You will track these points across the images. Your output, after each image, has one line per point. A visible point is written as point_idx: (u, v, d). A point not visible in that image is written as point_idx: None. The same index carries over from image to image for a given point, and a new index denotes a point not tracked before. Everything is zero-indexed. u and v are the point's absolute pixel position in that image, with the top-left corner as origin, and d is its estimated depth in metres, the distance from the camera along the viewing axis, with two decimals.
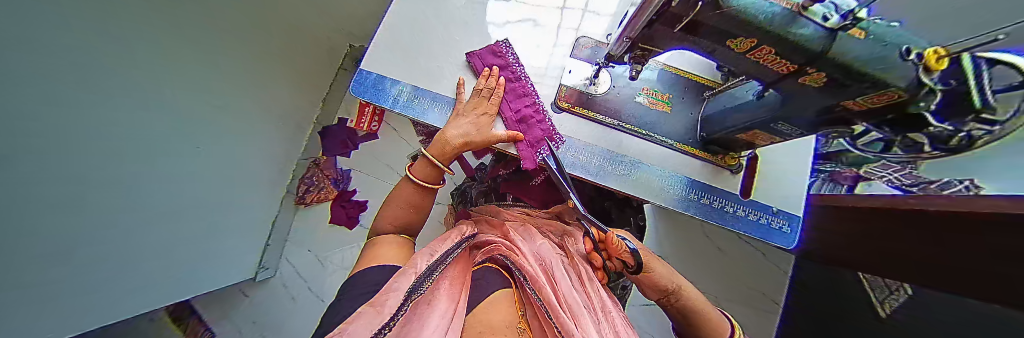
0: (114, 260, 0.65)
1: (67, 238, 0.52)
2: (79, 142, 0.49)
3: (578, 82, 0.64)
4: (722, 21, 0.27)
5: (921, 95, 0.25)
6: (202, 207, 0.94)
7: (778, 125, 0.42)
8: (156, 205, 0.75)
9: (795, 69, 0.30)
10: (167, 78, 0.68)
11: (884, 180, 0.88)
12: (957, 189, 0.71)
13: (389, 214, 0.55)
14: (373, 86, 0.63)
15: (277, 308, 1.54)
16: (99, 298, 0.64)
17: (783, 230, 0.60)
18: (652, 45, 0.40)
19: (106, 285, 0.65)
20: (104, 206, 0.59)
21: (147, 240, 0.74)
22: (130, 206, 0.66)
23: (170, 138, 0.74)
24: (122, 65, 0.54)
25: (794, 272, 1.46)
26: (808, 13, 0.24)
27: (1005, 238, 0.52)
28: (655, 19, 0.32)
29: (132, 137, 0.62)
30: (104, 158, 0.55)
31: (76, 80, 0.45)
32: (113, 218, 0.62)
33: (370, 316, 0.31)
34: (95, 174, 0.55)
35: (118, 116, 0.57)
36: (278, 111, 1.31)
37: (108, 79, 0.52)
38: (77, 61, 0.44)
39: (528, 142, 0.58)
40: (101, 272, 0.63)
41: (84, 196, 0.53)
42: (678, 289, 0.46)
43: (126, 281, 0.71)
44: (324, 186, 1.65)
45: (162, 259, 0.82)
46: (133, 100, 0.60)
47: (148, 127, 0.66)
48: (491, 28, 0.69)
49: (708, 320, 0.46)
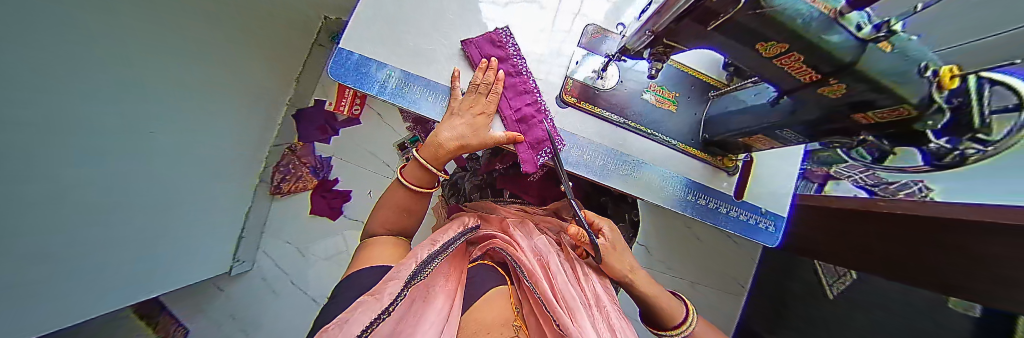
0: (67, 260, 0.59)
1: (31, 240, 0.48)
2: (57, 138, 0.48)
3: (586, 75, 0.61)
4: (758, 21, 0.25)
5: (928, 112, 0.24)
6: (170, 199, 0.86)
7: (784, 131, 0.42)
8: (115, 198, 0.68)
9: (818, 79, 0.30)
10: (130, 63, 0.60)
11: (851, 179, 0.95)
12: (911, 191, 0.79)
13: (382, 216, 0.53)
14: (356, 68, 0.57)
15: (257, 301, 1.47)
16: (50, 302, 0.57)
17: (769, 229, 0.64)
18: (675, 41, 0.38)
19: (57, 288, 0.58)
20: (61, 204, 0.53)
21: (106, 235, 0.68)
22: (85, 200, 0.59)
23: (130, 125, 0.66)
24: (84, 57, 0.48)
25: (761, 259, 1.59)
26: (845, 19, 0.23)
27: (984, 242, 0.55)
28: (686, 14, 0.30)
29: (87, 126, 0.55)
30: (57, 150, 0.49)
31: (38, 73, 0.40)
32: (69, 214, 0.56)
33: (370, 303, 0.32)
34: (49, 168, 0.48)
35: (76, 108, 0.50)
36: (252, 93, 1.19)
37: (67, 72, 0.46)
38: (67, 52, 0.45)
39: (529, 143, 0.55)
40: (57, 271, 0.57)
41: (40, 192, 0.47)
42: (634, 276, 0.57)
43: (89, 281, 0.67)
44: (302, 174, 1.55)
45: (123, 257, 0.75)
46: (91, 88, 0.53)
47: (105, 114, 0.58)
48: (493, 9, 0.62)
49: (662, 307, 0.57)
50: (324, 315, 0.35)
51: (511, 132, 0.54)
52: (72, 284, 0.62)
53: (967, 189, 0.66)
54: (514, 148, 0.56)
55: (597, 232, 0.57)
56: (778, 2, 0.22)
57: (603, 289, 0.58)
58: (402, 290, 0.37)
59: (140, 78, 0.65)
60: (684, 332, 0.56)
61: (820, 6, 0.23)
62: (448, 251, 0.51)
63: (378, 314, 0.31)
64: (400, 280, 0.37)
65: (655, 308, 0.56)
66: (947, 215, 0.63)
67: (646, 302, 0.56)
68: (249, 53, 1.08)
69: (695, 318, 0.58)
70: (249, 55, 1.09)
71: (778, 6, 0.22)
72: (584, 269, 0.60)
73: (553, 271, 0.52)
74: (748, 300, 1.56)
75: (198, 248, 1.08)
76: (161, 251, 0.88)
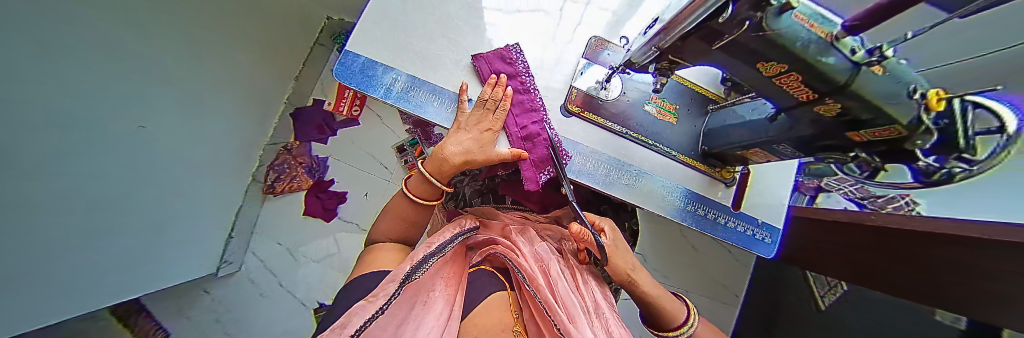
0: (54, 254, 0.56)
1: (16, 237, 0.46)
2: (37, 130, 0.46)
3: (590, 85, 0.62)
4: (760, 43, 0.27)
5: (916, 132, 0.25)
6: (161, 195, 0.84)
7: (779, 146, 0.44)
8: (104, 191, 0.65)
9: (814, 98, 0.31)
10: (115, 49, 0.59)
11: (841, 192, 0.98)
12: (899, 205, 0.81)
13: (384, 226, 0.55)
14: (362, 70, 0.57)
15: (243, 304, 1.43)
16: (43, 296, 0.55)
17: (765, 241, 0.65)
18: (680, 57, 0.40)
19: (49, 283, 0.56)
20: (46, 201, 0.51)
21: (96, 232, 0.66)
22: (70, 195, 0.57)
23: (116, 117, 0.64)
24: (58, 43, 0.46)
25: (754, 269, 1.60)
26: (840, 43, 0.24)
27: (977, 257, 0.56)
28: (692, 32, 0.32)
29: (71, 119, 0.53)
30: (39, 143, 0.47)
31: (11, 58, 0.38)
32: (54, 210, 0.54)
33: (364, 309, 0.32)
34: (30, 162, 0.46)
35: (55, 101, 0.48)
36: (248, 90, 1.18)
37: (41, 62, 0.44)
38: (42, 36, 0.43)
39: (533, 162, 0.57)
40: (46, 265, 0.55)
41: (23, 187, 0.46)
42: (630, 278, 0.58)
43: (78, 278, 0.65)
44: (296, 173, 1.53)
45: (116, 254, 0.74)
46: (71, 79, 0.50)
47: (89, 106, 0.56)
48: (500, 16, 0.64)
49: (659, 310, 0.57)
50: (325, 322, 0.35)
51: (516, 149, 0.56)
52: (65, 279, 0.60)
53: (954, 207, 0.67)
54: (519, 165, 0.57)
55: (600, 232, 0.59)
56: (780, 25, 0.24)
57: (601, 295, 0.59)
58: (396, 291, 0.37)
59: (125, 71, 0.63)
60: (686, 332, 0.57)
61: (816, 31, 0.24)
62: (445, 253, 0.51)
63: (371, 316, 0.33)
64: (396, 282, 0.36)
65: (654, 314, 0.58)
66: (932, 230, 0.65)
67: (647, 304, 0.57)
68: (242, 48, 1.06)
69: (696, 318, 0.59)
70: (243, 51, 1.07)
71: (780, 29, 0.24)
72: (581, 274, 0.60)
73: (553, 277, 0.52)
74: (741, 310, 1.58)
75: (185, 248, 1.04)
76: (154, 248, 0.86)
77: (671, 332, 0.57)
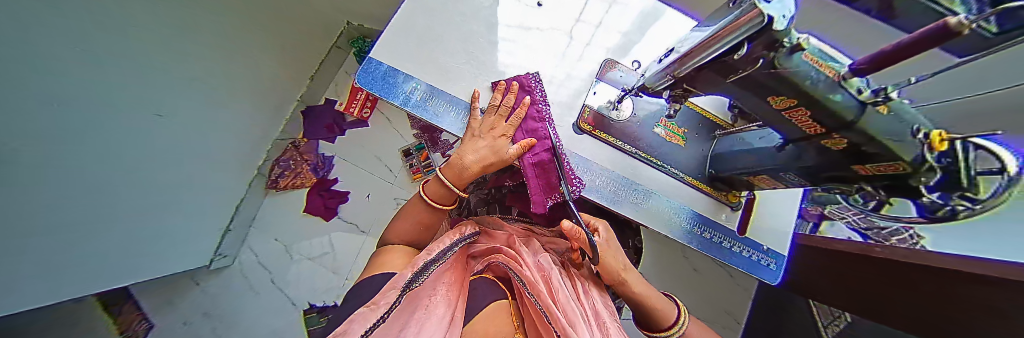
0: (43, 241, 0.57)
1: None
2: (17, 113, 0.45)
3: (602, 104, 0.64)
4: (772, 80, 0.30)
5: (920, 170, 0.25)
6: (161, 188, 0.86)
7: (787, 174, 0.45)
8: (93, 179, 0.65)
9: (822, 131, 0.33)
10: (110, 32, 0.58)
11: (845, 221, 0.95)
12: (903, 237, 0.78)
13: (398, 228, 0.58)
14: (384, 77, 0.59)
15: (233, 300, 1.41)
16: (30, 283, 0.56)
17: (770, 267, 0.65)
18: (694, 86, 0.43)
19: (38, 270, 0.58)
20: (23, 187, 0.50)
21: (80, 219, 0.65)
22: (71, 188, 0.60)
23: (111, 106, 0.64)
24: (35, 24, 0.44)
25: (756, 295, 1.56)
26: (846, 83, 0.27)
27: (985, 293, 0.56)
28: (706, 65, 0.36)
29: (73, 110, 0.56)
30: (17, 125, 0.45)
31: None
32: (57, 197, 0.57)
33: (365, 314, 0.35)
34: (26, 154, 0.48)
35: (49, 93, 0.50)
36: (260, 86, 1.21)
37: (21, 43, 0.42)
38: (21, 17, 0.41)
39: (542, 188, 0.59)
40: (44, 248, 0.58)
41: (19, 177, 0.49)
42: (621, 284, 0.59)
43: (64, 267, 0.64)
44: (301, 170, 1.54)
45: (105, 244, 0.73)
46: (72, 80, 0.53)
47: (75, 91, 0.55)
48: (519, 30, 0.67)
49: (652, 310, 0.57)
50: (337, 316, 0.40)
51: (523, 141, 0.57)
52: (58, 265, 0.62)
53: (954, 241, 0.68)
54: (527, 191, 0.59)
55: (594, 231, 0.61)
56: (791, 63, 0.27)
57: (602, 305, 0.59)
58: (397, 298, 0.39)
59: (127, 66, 0.64)
60: (676, 331, 0.56)
61: (825, 70, 0.27)
62: (443, 260, 0.50)
63: (373, 323, 0.35)
64: (397, 287, 0.40)
65: (658, 318, 0.57)
66: (933, 264, 0.65)
67: (640, 307, 0.57)
68: (252, 45, 1.07)
69: (686, 317, 0.59)
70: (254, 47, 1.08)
71: (792, 67, 0.27)
72: (584, 286, 0.61)
73: (555, 285, 0.52)
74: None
75: (182, 240, 1.03)
76: (160, 237, 0.92)
77: (660, 333, 0.57)
